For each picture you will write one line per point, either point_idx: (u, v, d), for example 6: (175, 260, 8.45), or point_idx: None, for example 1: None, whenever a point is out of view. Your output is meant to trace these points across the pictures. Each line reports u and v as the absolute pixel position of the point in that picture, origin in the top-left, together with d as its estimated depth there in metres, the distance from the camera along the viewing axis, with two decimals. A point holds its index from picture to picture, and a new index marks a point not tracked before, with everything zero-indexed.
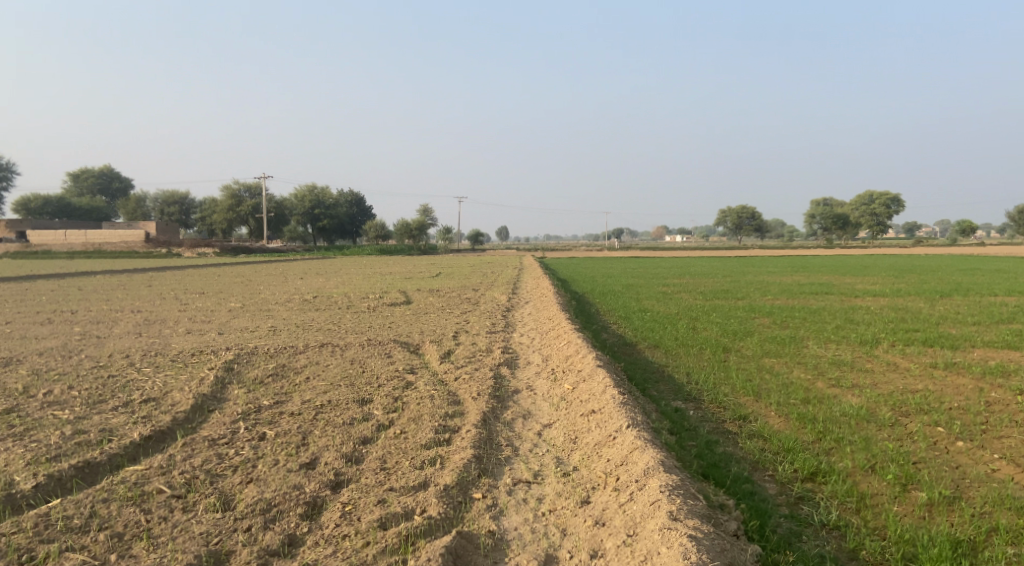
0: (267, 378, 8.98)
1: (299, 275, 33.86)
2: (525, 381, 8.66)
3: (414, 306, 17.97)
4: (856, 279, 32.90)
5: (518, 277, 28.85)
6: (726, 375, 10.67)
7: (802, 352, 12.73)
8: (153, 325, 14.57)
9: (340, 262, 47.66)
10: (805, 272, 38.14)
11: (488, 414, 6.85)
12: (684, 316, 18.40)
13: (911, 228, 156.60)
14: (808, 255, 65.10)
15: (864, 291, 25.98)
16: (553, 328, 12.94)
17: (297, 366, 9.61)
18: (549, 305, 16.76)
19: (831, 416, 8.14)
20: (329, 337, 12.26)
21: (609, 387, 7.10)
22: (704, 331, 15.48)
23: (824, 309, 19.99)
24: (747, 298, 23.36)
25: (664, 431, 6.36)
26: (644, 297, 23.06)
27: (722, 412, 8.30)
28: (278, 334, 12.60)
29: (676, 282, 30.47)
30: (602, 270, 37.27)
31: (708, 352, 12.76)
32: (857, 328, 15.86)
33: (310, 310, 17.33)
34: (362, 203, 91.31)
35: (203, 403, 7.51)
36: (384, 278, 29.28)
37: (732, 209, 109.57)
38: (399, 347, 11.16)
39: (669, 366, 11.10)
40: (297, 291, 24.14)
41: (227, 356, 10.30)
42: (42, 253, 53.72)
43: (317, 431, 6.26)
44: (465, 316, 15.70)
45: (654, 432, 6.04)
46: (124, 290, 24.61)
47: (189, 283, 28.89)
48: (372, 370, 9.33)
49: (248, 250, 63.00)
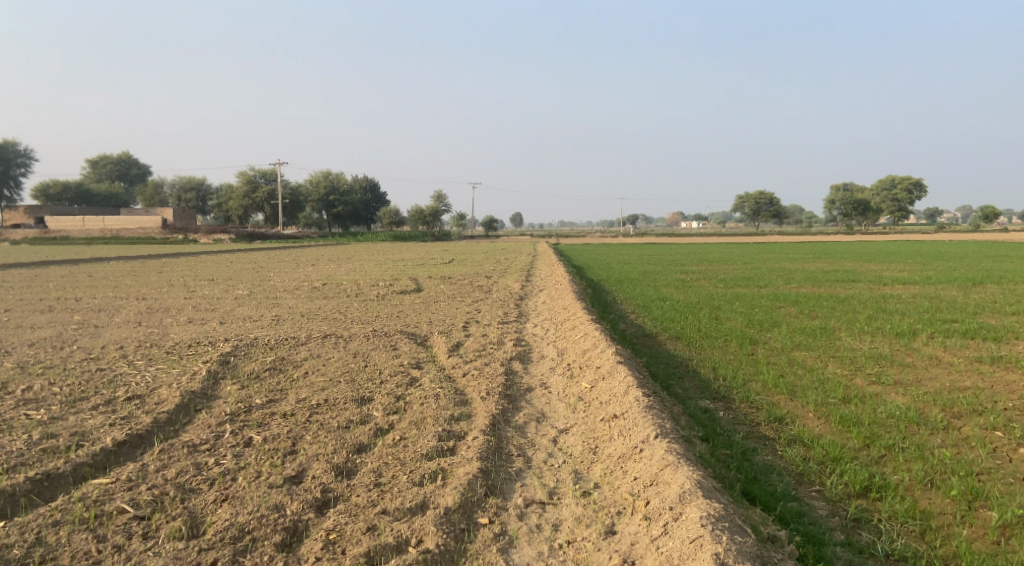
0: (264, 372, 8.38)
1: (311, 262, 33.36)
2: (539, 377, 8.02)
3: (425, 294, 17.38)
4: (882, 266, 31.90)
5: (534, 263, 28.23)
6: (755, 370, 9.96)
7: (834, 345, 11.98)
8: (155, 313, 14.06)
9: (354, 248, 47.18)
10: (827, 259, 37.15)
11: (499, 416, 6.22)
12: (706, 305, 17.64)
13: (933, 215, 153.76)
14: (829, 241, 63.92)
15: (891, 279, 25.04)
16: (570, 318, 12.27)
17: (297, 360, 9.02)
18: (564, 294, 16.11)
19: (875, 419, 7.42)
20: (333, 327, 11.66)
21: (633, 387, 6.42)
22: (728, 321, 14.75)
23: (852, 298, 19.14)
24: (769, 286, 22.56)
25: (696, 439, 5.69)
26: (662, 285, 22.30)
27: (754, 413, 7.61)
28: (281, 325, 12.03)
29: (695, 269, 29.64)
30: (619, 257, 36.49)
31: (733, 345, 12.03)
32: (891, 318, 15.04)
33: (318, 299, 16.76)
34: (378, 190, 90.86)
35: (191, 401, 6.94)
36: (397, 265, 28.71)
37: (751, 196, 107.93)
38: (406, 339, 10.53)
39: (693, 360, 10.41)
40: (308, 278, 23.61)
41: (223, 348, 9.72)
42: (60, 239, 53.77)
43: (309, 435, 5.66)
44: (478, 305, 15.03)
45: (685, 443, 5.37)
46: (133, 277, 24.14)
47: (200, 269, 28.46)
48: (377, 365, 8.71)
49: (263, 236, 62.75)
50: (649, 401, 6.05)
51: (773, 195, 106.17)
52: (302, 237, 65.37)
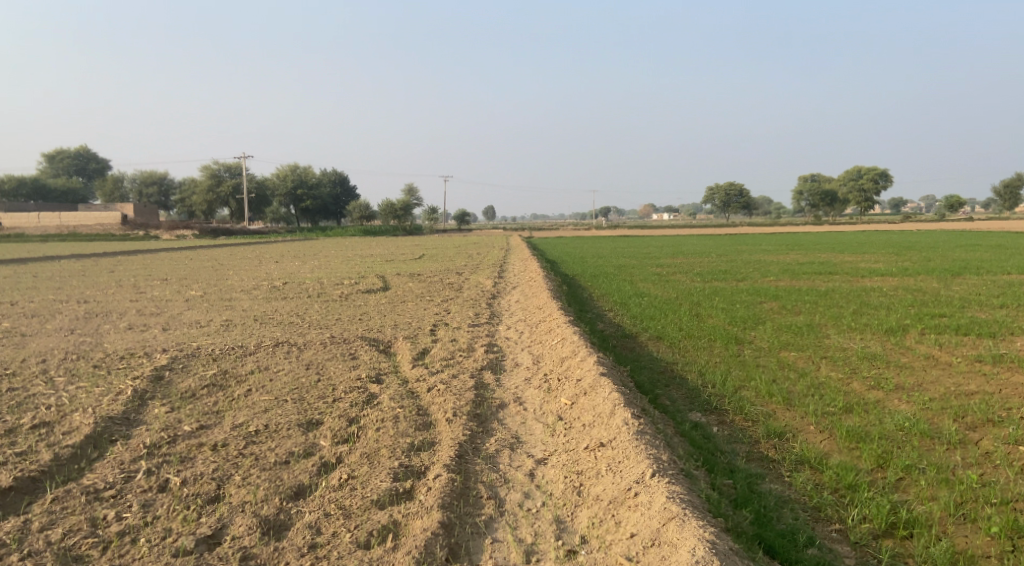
0: (199, 391, 7.39)
1: (275, 258, 32.11)
2: (513, 392, 7.17)
3: (391, 293, 16.41)
4: (856, 257, 31.62)
5: (506, 258, 27.36)
6: (745, 374, 9.21)
7: (824, 344, 11.31)
8: (94, 318, 12.90)
9: (322, 244, 45.91)
10: (800, 250, 36.87)
11: (467, 443, 5.37)
12: (685, 300, 16.92)
13: (897, 205, 156.05)
14: (800, 231, 64.15)
15: (869, 271, 24.65)
16: (544, 319, 11.43)
17: (242, 374, 8.05)
18: (539, 292, 15.27)
19: (885, 432, 6.72)
20: (287, 333, 10.66)
21: (621, 407, 5.61)
22: (710, 319, 14.02)
23: (834, 290, 18.59)
24: (747, 279, 21.95)
25: (697, 473, 4.94)
26: (638, 280, 21.59)
27: (752, 427, 6.85)
28: (231, 331, 11.00)
29: (670, 262, 29.01)
30: (592, 251, 35.75)
31: (718, 346, 11.28)
32: (877, 313, 14.46)
33: (276, 300, 15.71)
34: (347, 183, 89.20)
35: (107, 429, 5.96)
36: (364, 261, 27.61)
37: (720, 188, 108.17)
38: (366, 346, 9.58)
39: (679, 365, 9.63)
40: (269, 276, 22.45)
41: (160, 360, 8.70)
42: (15, 236, 51.69)
43: (240, 473, 4.77)
44: (446, 304, 14.12)
45: (687, 482, 4.64)
46: (82, 277, 22.80)
47: (156, 268, 27.12)
48: (332, 379, 7.78)
49: (229, 231, 60.97)
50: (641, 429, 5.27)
51: (742, 186, 106.51)
52: (268, 232, 63.80)
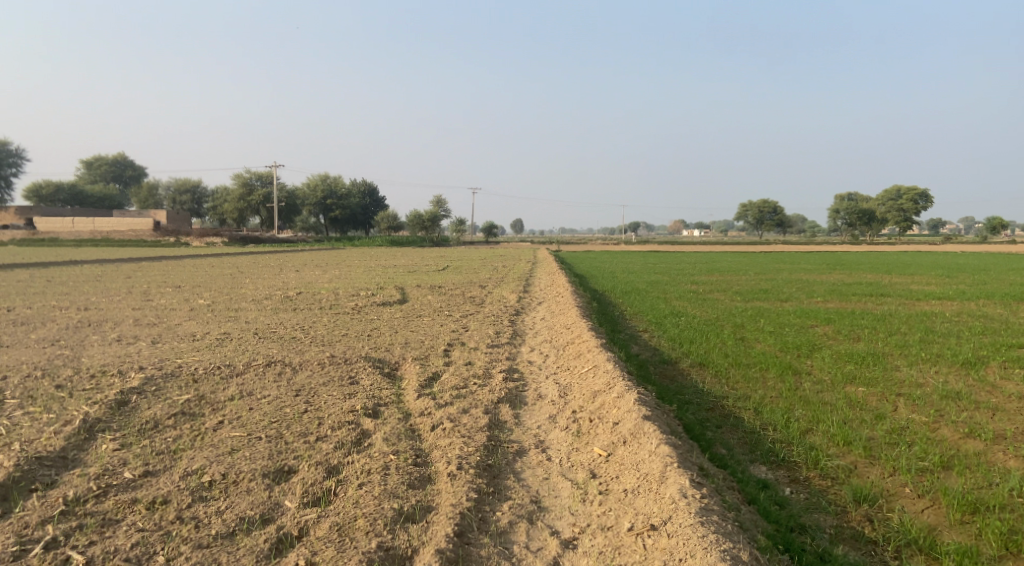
0: (161, 424, 6.20)
1: (297, 267, 31.13)
2: (536, 434, 5.93)
3: (408, 308, 15.23)
4: (905, 278, 29.75)
5: (533, 272, 26.12)
6: (809, 415, 7.85)
7: (895, 378, 9.88)
8: (83, 329, 11.83)
9: (348, 254, 45.05)
10: (841, 270, 35.02)
11: (472, 511, 4.32)
12: (726, 322, 15.48)
13: (934, 226, 152.42)
14: (840, 251, 62.14)
15: (922, 293, 22.91)
16: (573, 341, 10.15)
17: (219, 402, 6.86)
18: (567, 310, 13.99)
19: (1008, 499, 5.38)
20: (284, 350, 9.49)
21: (676, 479, 4.46)
22: (758, 344, 12.61)
23: (890, 314, 17.04)
24: (791, 300, 20.47)
25: None
26: (673, 297, 20.18)
27: (834, 489, 5.58)
28: (223, 346, 9.85)
29: (705, 279, 27.51)
30: (623, 266, 34.28)
31: (771, 377, 9.89)
32: (946, 341, 12.95)
33: (285, 312, 14.57)
34: (377, 193, 88.94)
35: (27, 473, 4.90)
36: (386, 272, 26.49)
37: (753, 204, 105.88)
38: (368, 369, 8.38)
39: (730, 400, 8.29)
40: (285, 286, 21.37)
41: (131, 381, 7.58)
42: (50, 241, 51.80)
43: (164, 552, 3.91)
44: (465, 321, 12.89)
45: None
46: (94, 283, 21.92)
47: (174, 275, 26.23)
48: (322, 411, 6.53)
49: (258, 239, 60.61)
50: (703, 515, 4.13)
51: (776, 204, 104.15)
52: (297, 240, 63.43)
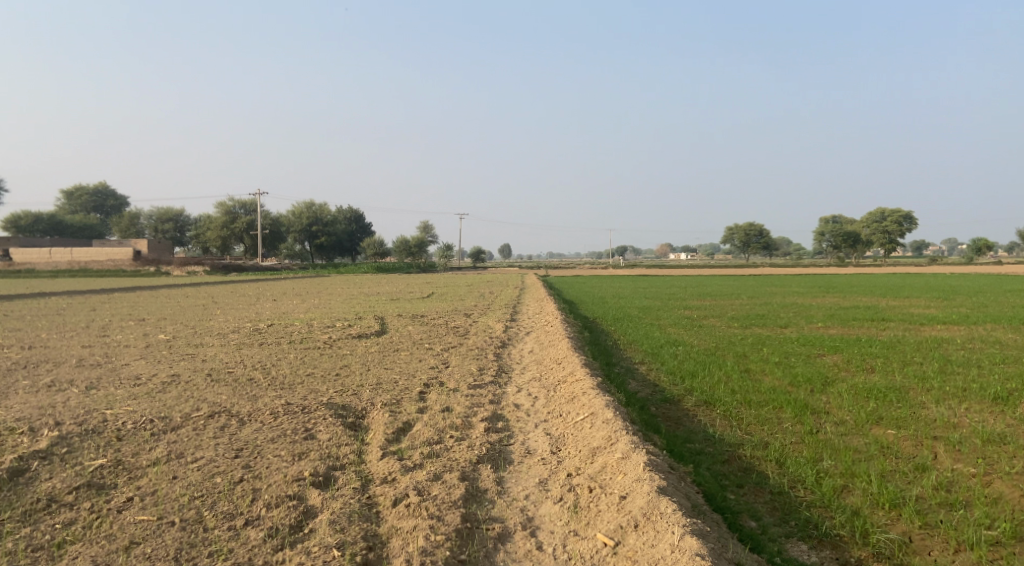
0: (55, 510, 5.04)
1: (274, 296, 29.83)
2: (524, 507, 4.79)
3: (385, 340, 14.04)
4: (903, 301, 28.86)
5: (520, 298, 24.98)
6: (843, 468, 6.75)
7: (926, 418, 8.81)
8: (15, 372, 10.49)
9: (329, 281, 43.67)
10: (834, 292, 34.20)
11: None
12: (727, 352, 14.36)
13: (918, 247, 153.28)
14: (829, 273, 61.58)
15: (924, 317, 22.00)
16: (565, 380, 9.01)
17: (137, 468, 5.66)
18: (558, 341, 12.86)
19: None
20: (234, 397, 8.26)
21: None
22: (767, 377, 11.51)
23: (899, 342, 16.00)
24: (791, 326, 19.44)
25: None
26: (668, 325, 19.04)
27: None
28: (167, 392, 8.61)
29: (697, 304, 26.46)
30: (613, 291, 33.27)
31: (788, 418, 8.78)
32: (968, 373, 11.90)
33: (249, 347, 13.30)
34: (363, 220, 88.00)
35: None
36: (367, 301, 25.23)
37: (740, 227, 105.77)
38: (328, 420, 7.16)
39: (747, 449, 7.17)
40: (257, 317, 20.02)
41: (40, 442, 6.37)
42: (26, 272, 50.25)
43: None
44: (445, 355, 11.71)
45: None
46: (52, 317, 20.45)
47: (142, 307, 24.81)
48: (263, 480, 5.31)
49: (240, 268, 59.18)
50: None
51: (763, 227, 104.03)
52: (279, 268, 62.08)
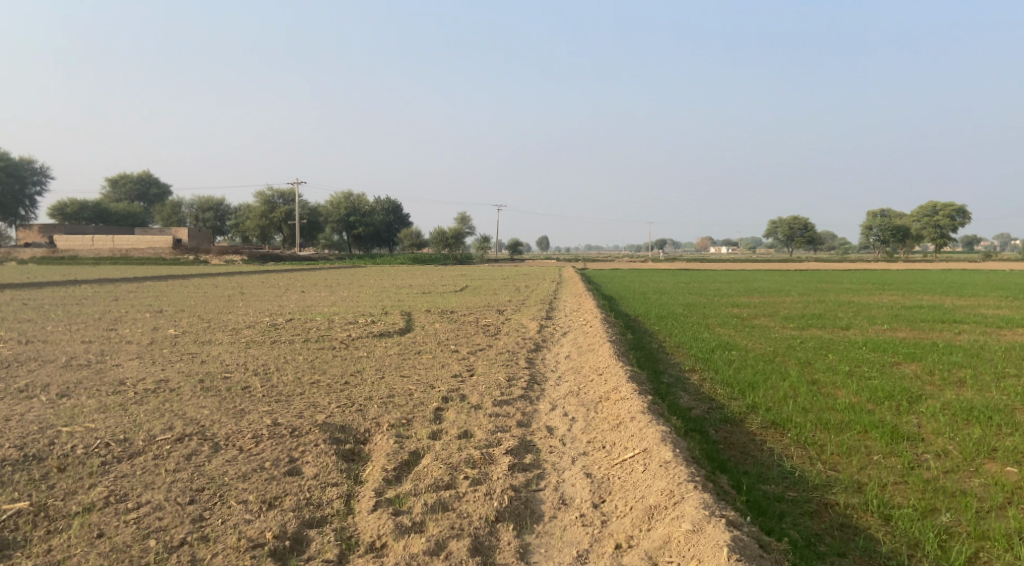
0: None
1: (303, 288, 28.70)
2: None
3: (407, 340, 12.72)
4: (970, 301, 26.54)
5: (556, 293, 23.53)
6: (970, 526, 5.16)
7: None
8: None
9: (362, 272, 42.63)
10: (891, 290, 31.93)
11: None
12: (788, 359, 12.72)
13: (970, 241, 147.58)
14: (881, 271, 58.66)
15: (1001, 319, 19.96)
16: (607, 398, 7.56)
17: (61, 519, 4.41)
18: (598, 345, 11.38)
19: None
20: (218, 413, 6.98)
21: None
22: (840, 393, 9.88)
23: (982, 349, 14.11)
24: (854, 328, 17.60)
25: None
26: (717, 325, 17.39)
27: None
28: (145, 404, 7.37)
29: (746, 301, 24.67)
30: (656, 285, 31.53)
31: (878, 447, 7.18)
32: None
33: (260, 347, 12.07)
34: (400, 210, 87.23)
35: None
36: (397, 294, 23.99)
37: (785, 220, 102.40)
38: (319, 448, 5.83)
39: (840, 494, 5.69)
40: (278, 311, 18.88)
41: None
42: (70, 258, 50.48)
43: None
44: (470, 361, 10.33)
45: None
46: (71, 307, 19.56)
47: (167, 297, 23.91)
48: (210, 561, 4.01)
49: (279, 257, 58.74)
50: None
51: (809, 219, 100.51)
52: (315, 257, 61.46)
